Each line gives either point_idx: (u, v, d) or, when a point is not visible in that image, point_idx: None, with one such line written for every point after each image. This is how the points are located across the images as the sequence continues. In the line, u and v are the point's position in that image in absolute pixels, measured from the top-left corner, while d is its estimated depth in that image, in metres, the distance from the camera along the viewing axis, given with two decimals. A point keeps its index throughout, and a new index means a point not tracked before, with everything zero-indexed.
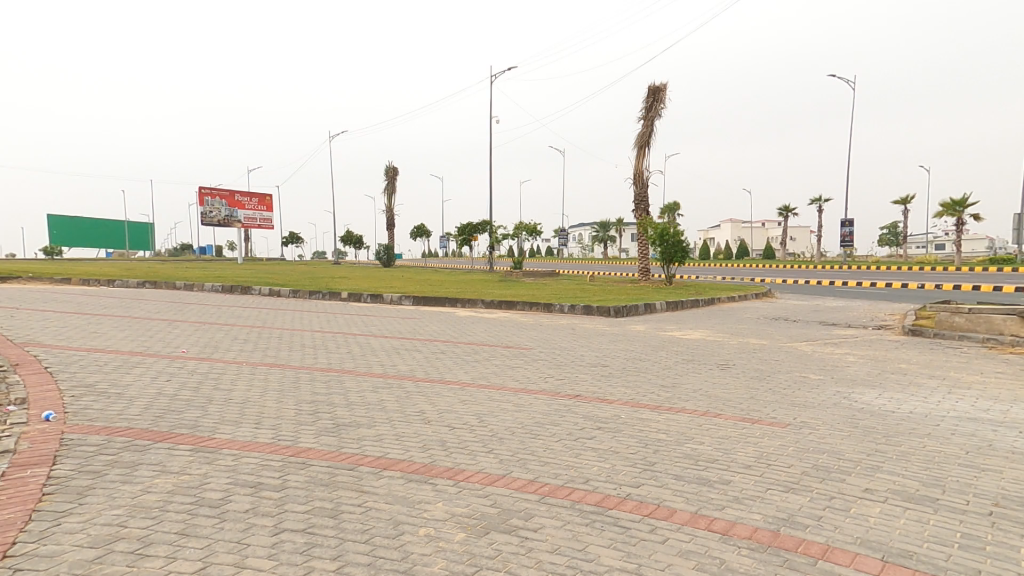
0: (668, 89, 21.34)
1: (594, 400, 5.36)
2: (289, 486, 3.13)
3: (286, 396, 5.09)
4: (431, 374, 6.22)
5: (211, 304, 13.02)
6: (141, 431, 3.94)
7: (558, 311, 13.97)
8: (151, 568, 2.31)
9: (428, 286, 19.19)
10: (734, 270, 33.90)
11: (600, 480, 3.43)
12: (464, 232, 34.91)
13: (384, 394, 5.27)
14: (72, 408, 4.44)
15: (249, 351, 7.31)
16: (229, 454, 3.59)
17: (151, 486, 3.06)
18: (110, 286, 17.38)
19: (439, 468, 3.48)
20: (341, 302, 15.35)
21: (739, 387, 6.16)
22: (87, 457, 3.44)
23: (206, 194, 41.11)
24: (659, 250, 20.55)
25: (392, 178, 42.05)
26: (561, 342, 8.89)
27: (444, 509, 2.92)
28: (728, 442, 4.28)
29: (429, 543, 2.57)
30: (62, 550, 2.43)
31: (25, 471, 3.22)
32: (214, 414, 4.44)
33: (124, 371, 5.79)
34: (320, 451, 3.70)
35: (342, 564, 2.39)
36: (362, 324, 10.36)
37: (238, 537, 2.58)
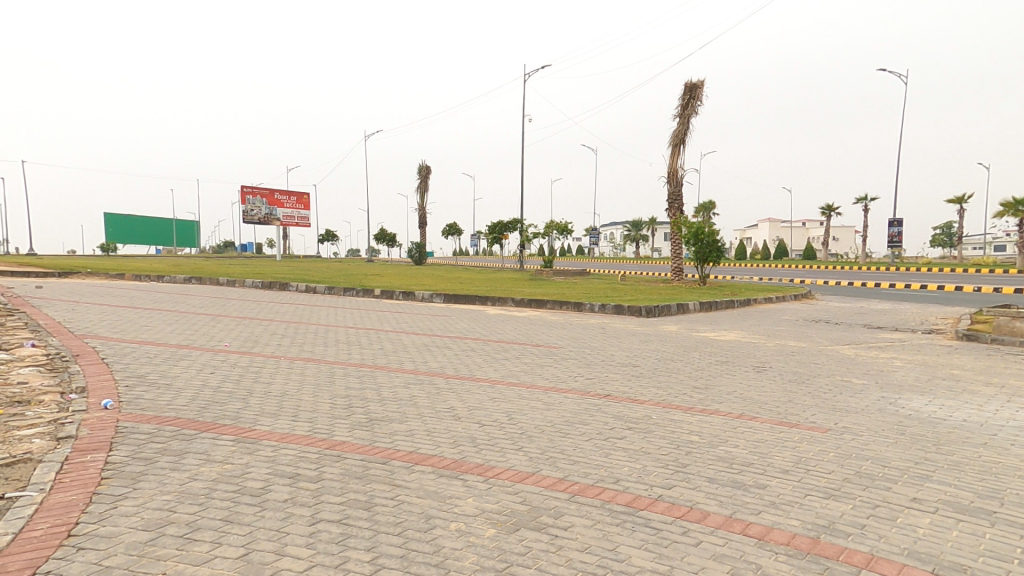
0: (705, 86, 20.88)
1: (624, 400, 5.32)
2: (325, 478, 3.22)
3: (322, 390, 5.22)
4: (462, 371, 6.28)
5: (252, 300, 13.43)
6: (188, 422, 4.11)
7: (589, 311, 13.88)
8: (197, 552, 2.41)
9: (459, 283, 19.35)
10: (770, 270, 32.96)
11: (631, 480, 3.41)
12: (494, 231, 35.06)
13: (415, 390, 5.35)
14: (126, 397, 4.67)
15: (287, 346, 7.53)
16: (269, 445, 3.70)
17: (197, 474, 3.19)
18: (159, 281, 18.15)
19: (470, 464, 3.52)
20: (373, 299, 15.63)
21: (776, 390, 6.00)
22: (140, 445, 3.61)
23: (248, 192, 42.35)
24: (693, 249, 20.17)
25: (425, 176, 42.49)
26: (592, 342, 8.82)
27: (474, 504, 2.95)
28: (765, 446, 4.18)
29: (460, 538, 2.60)
30: (119, 531, 2.56)
31: (86, 455, 3.39)
32: (255, 406, 4.59)
33: (173, 363, 6.05)
34: (354, 444, 3.78)
35: (376, 556, 2.44)
36: (395, 321, 10.51)
37: (278, 525, 2.66)
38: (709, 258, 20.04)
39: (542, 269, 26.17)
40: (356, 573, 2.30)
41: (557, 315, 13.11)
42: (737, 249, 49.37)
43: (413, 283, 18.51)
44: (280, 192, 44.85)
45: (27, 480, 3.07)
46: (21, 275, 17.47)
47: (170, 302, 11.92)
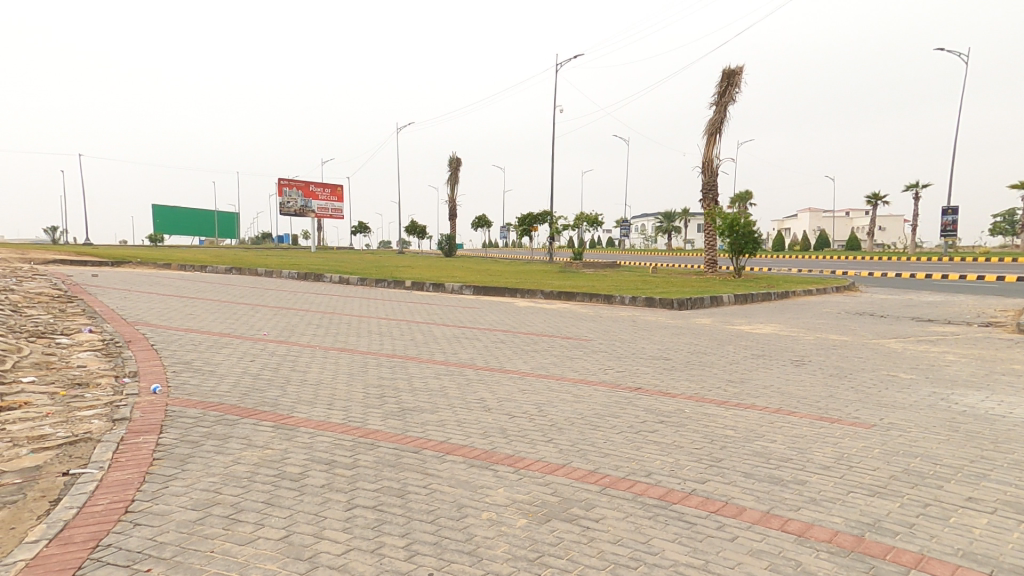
0: (744, 72, 20.30)
1: (656, 393, 5.27)
2: (360, 465, 3.29)
3: (355, 379, 5.34)
4: (492, 363, 6.31)
5: (288, 290, 13.80)
6: (230, 407, 4.26)
7: (619, 303, 13.76)
8: (241, 532, 2.50)
9: (489, 275, 19.41)
10: (807, 262, 32.03)
11: (664, 474, 3.37)
12: (524, 223, 35.03)
13: (446, 381, 5.41)
14: (173, 382, 4.87)
15: (322, 335, 7.71)
16: (306, 432, 3.80)
17: (240, 458, 3.30)
18: (202, 271, 18.81)
19: (501, 455, 3.54)
20: (404, 290, 15.84)
21: (815, 385, 5.83)
22: (187, 428, 3.76)
23: (285, 184, 43.34)
24: (728, 241, 19.73)
25: (455, 168, 42.65)
26: (623, 335, 8.75)
27: (506, 494, 2.98)
28: (804, 442, 4.07)
29: (493, 527, 2.63)
30: (170, 509, 2.67)
31: (139, 437, 3.56)
32: (292, 394, 4.72)
33: (216, 351, 6.27)
34: (387, 433, 3.86)
35: (411, 542, 2.48)
36: (425, 313, 10.64)
37: (317, 509, 2.74)
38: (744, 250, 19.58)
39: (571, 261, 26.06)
40: (393, 557, 2.35)
41: (587, 307, 13.03)
42: (774, 241, 48.00)
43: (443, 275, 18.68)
44: (314, 185, 45.74)
45: (87, 458, 3.24)
46: (76, 264, 18.39)
47: (212, 292, 12.35)
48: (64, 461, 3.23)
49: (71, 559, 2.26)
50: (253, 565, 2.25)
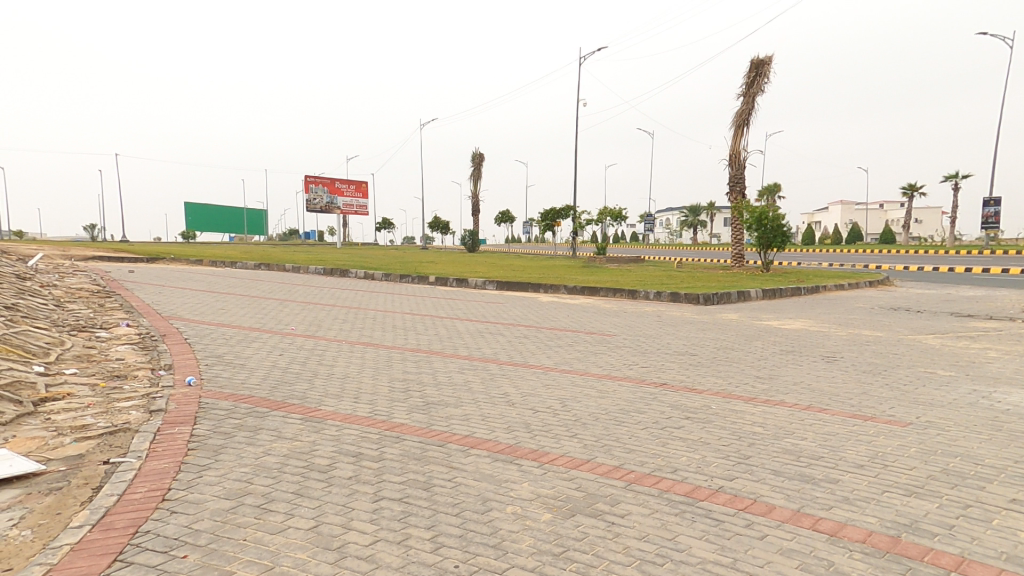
0: (773, 61, 19.74)
1: (681, 389, 5.22)
2: (385, 458, 3.34)
3: (380, 373, 5.41)
4: (515, 358, 6.34)
5: (315, 285, 14.04)
6: (260, 400, 4.36)
7: (644, 298, 13.62)
8: (272, 521, 2.56)
9: (512, 271, 19.42)
10: (845, 255, 31.24)
11: (690, 470, 3.34)
12: (546, 217, 34.91)
13: (470, 375, 5.45)
14: (206, 375, 5.02)
15: (348, 330, 7.82)
16: (333, 425, 3.87)
17: (270, 450, 3.38)
18: (232, 267, 19.30)
19: (524, 450, 3.55)
20: (428, 286, 15.98)
21: (848, 382, 5.67)
22: (220, 420, 3.87)
23: (311, 182, 44.26)
24: (755, 234, 19.29)
25: (479, 164, 42.64)
26: (647, 330, 8.67)
27: (530, 489, 2.98)
28: (836, 439, 3.97)
29: (516, 521, 2.64)
30: (205, 498, 2.76)
31: (174, 428, 3.67)
32: (320, 387, 4.82)
33: (246, 344, 6.44)
34: (412, 427, 3.90)
35: (436, 534, 2.51)
36: (449, 308, 10.72)
37: (344, 500, 2.79)
38: (773, 244, 19.15)
39: (594, 257, 25.98)
40: (419, 549, 2.38)
41: (611, 302, 12.93)
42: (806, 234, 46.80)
43: (466, 271, 18.77)
44: (340, 182, 46.33)
45: (127, 448, 3.37)
46: (114, 261, 19.04)
47: (243, 287, 12.66)
48: (105, 450, 3.36)
49: (113, 544, 2.35)
50: (284, 554, 2.31)
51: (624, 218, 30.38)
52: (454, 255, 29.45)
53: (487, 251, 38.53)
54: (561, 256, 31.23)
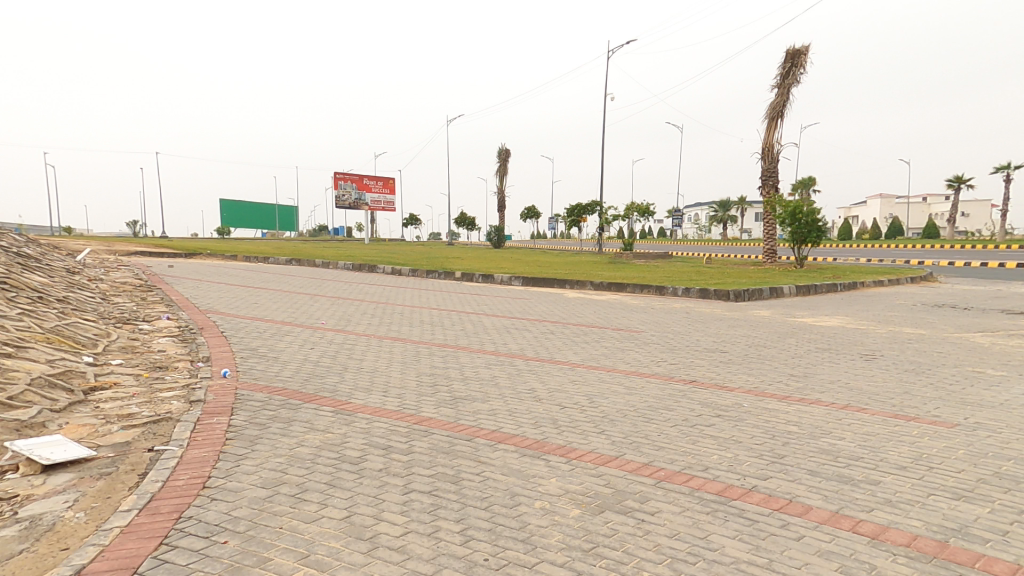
0: (810, 51, 19.23)
1: (711, 386, 5.14)
2: (414, 451, 3.38)
3: (408, 368, 5.48)
4: (541, 353, 6.33)
5: (343, 281, 14.28)
6: (293, 392, 4.46)
7: (671, 295, 13.45)
8: (307, 510, 2.62)
9: (537, 266, 19.42)
10: (882, 250, 30.26)
11: (722, 469, 3.29)
12: (573, 213, 34.76)
13: (496, 370, 5.48)
14: (241, 367, 5.16)
15: (376, 325, 7.94)
16: (363, 418, 3.93)
17: (303, 441, 3.46)
18: (265, 262, 19.81)
19: (551, 445, 3.54)
20: (454, 281, 16.10)
21: (888, 381, 5.50)
22: (256, 411, 3.97)
23: (340, 179, 45.01)
24: (790, 229, 18.83)
25: (504, 161, 42.63)
26: (675, 326, 8.56)
27: (559, 485, 2.98)
28: (876, 440, 3.86)
29: (545, 516, 2.64)
30: (243, 486, 2.84)
31: (213, 418, 3.79)
32: (350, 380, 4.90)
33: (279, 338, 6.60)
34: (440, 421, 3.93)
35: (465, 527, 2.53)
36: (474, 303, 10.76)
37: (375, 492, 2.83)
38: (808, 239, 18.67)
39: (620, 253, 25.77)
40: (450, 541, 2.40)
41: (638, 298, 12.80)
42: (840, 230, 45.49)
43: (492, 266, 18.85)
44: (366, 179, 46.88)
45: (169, 436, 3.48)
46: (154, 256, 19.72)
47: (274, 282, 12.97)
48: (149, 438, 3.49)
49: (159, 528, 2.44)
50: (318, 543, 2.36)
51: (653, 214, 30.04)
52: (479, 251, 29.57)
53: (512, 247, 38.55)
54: (587, 252, 31.09)
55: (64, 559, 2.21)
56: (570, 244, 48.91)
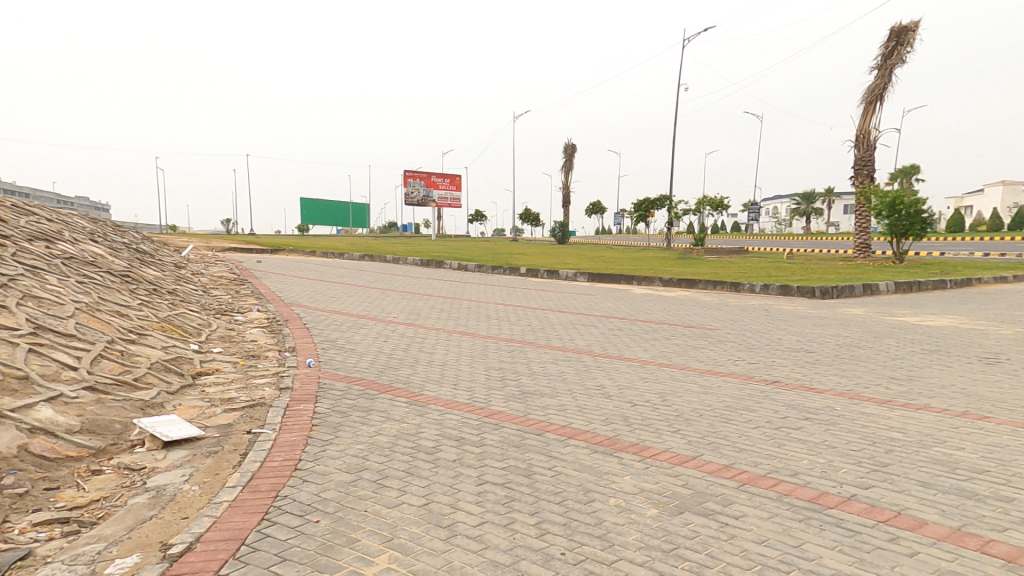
0: (918, 28, 17.84)
1: (797, 388, 4.86)
2: (486, 443, 3.40)
3: (477, 361, 5.55)
4: (612, 350, 6.24)
5: (412, 275, 14.73)
6: (370, 382, 4.63)
7: (748, 291, 12.90)
8: (388, 496, 2.70)
9: (603, 262, 19.19)
10: (993, 245, 27.50)
11: (815, 475, 3.09)
12: (641, 208, 34.05)
13: (564, 366, 5.44)
14: (323, 357, 5.42)
15: (444, 319, 8.11)
16: (436, 409, 4.02)
17: (381, 429, 3.58)
18: (340, 257, 20.84)
19: (624, 443, 3.47)
20: (518, 277, 16.20)
21: (1010, 388, 4.97)
22: (337, 399, 4.16)
23: (410, 176, 46.29)
24: (887, 222, 17.64)
25: (570, 155, 42.35)
26: (754, 325, 8.18)
27: (634, 483, 2.91)
28: (1002, 452, 3.50)
29: (621, 514, 2.58)
30: (330, 470, 2.96)
31: (300, 404, 3.99)
32: (422, 372, 5.03)
33: (355, 330, 6.89)
34: (509, 415, 3.95)
35: (540, 521, 2.51)
36: (540, 299, 10.77)
37: (451, 481, 2.88)
38: (911, 232, 17.40)
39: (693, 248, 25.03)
40: (525, 534, 2.40)
41: (712, 295, 12.32)
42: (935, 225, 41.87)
43: (557, 262, 18.81)
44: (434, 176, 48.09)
45: (263, 420, 3.71)
46: (243, 250, 21.21)
47: (349, 277, 13.60)
48: (249, 422, 3.72)
49: (261, 504, 2.59)
50: (401, 527, 2.42)
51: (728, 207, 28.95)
52: (544, 246, 29.63)
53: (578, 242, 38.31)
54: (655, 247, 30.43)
55: (185, 529, 2.40)
56: (635, 238, 47.93)
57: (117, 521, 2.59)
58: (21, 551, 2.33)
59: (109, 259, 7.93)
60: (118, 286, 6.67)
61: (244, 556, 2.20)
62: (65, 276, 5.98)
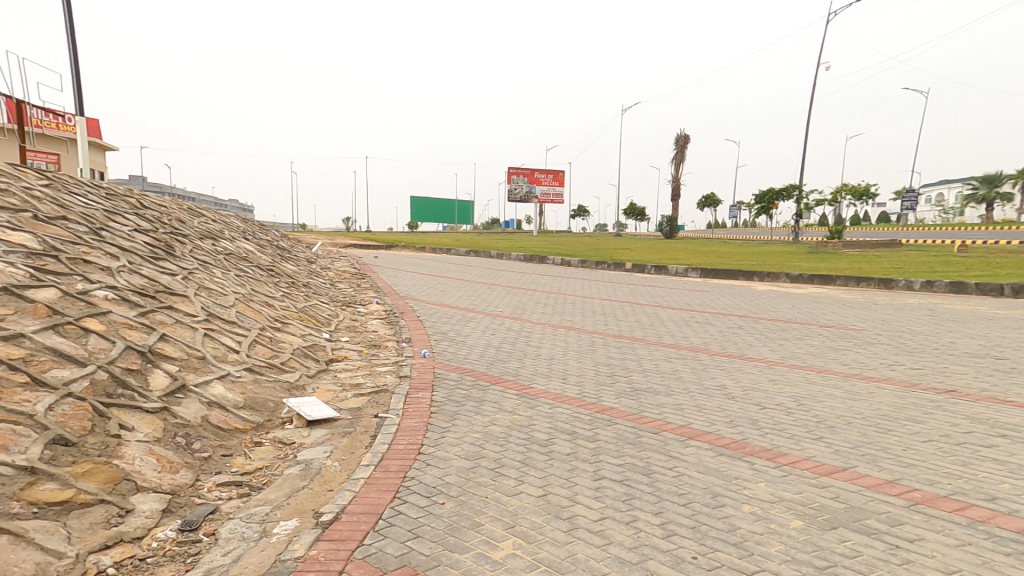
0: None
1: (980, 398, 4.28)
2: (600, 439, 3.34)
3: (585, 356, 5.49)
4: (733, 349, 5.89)
5: (514, 272, 15.03)
6: (481, 374, 4.75)
7: (903, 289, 11.65)
8: (507, 484, 2.73)
9: (715, 258, 18.28)
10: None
11: (1014, 501, 2.66)
12: (763, 201, 31.98)
13: (679, 364, 5.22)
14: (436, 348, 5.66)
15: (549, 314, 8.13)
16: (546, 402, 4.02)
17: (495, 420, 3.64)
18: (449, 253, 21.84)
19: (754, 447, 3.23)
20: (624, 273, 15.93)
21: None
22: (451, 388, 4.30)
23: (514, 174, 47.37)
24: None
25: (684, 147, 40.64)
26: (910, 326, 7.33)
27: (770, 491, 2.69)
28: None
29: (759, 522, 2.40)
30: (450, 456, 3.06)
31: (418, 392, 4.19)
32: (529, 366, 5.07)
33: (464, 323, 7.13)
34: (622, 411, 3.85)
35: (666, 521, 2.40)
36: (648, 295, 10.45)
37: (567, 474, 2.84)
38: None
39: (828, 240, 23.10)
40: (649, 533, 2.30)
41: (855, 293, 11.18)
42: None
43: (665, 258, 18.21)
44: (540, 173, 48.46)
45: (388, 405, 3.95)
46: (362, 247, 22.89)
47: (457, 272, 14.20)
48: (375, 406, 3.97)
49: (393, 483, 2.73)
50: (522, 515, 2.42)
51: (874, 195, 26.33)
52: (649, 242, 28.72)
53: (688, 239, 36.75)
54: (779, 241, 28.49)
55: (331, 500, 2.60)
56: (755, 232, 44.50)
57: (277, 488, 2.89)
58: (212, 506, 2.74)
59: (257, 254, 8.96)
60: (264, 279, 7.47)
61: (383, 530, 2.31)
62: (227, 270, 6.83)
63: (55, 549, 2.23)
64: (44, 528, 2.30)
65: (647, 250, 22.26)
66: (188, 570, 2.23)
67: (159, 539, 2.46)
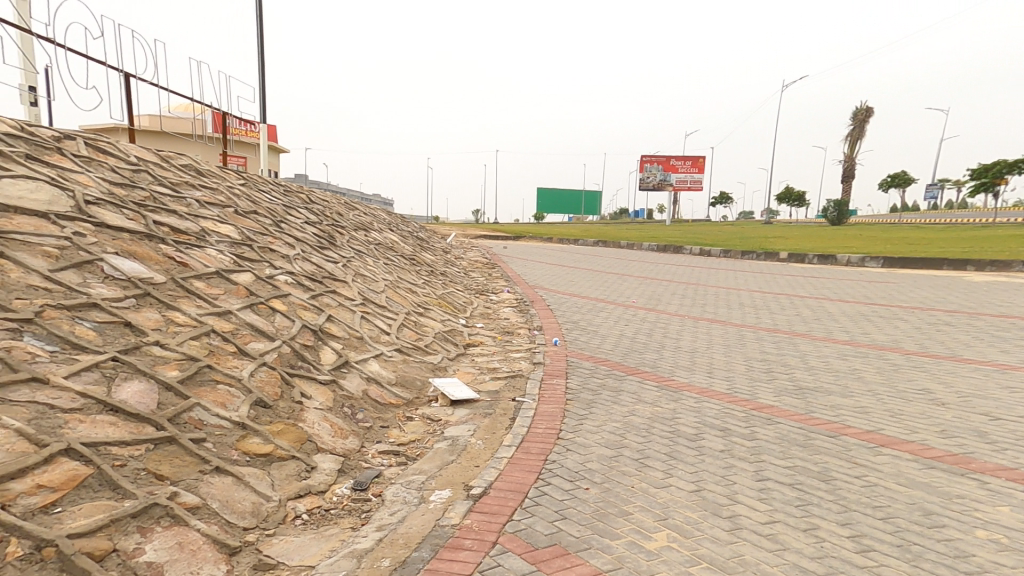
0: None
1: None
2: (760, 438, 3.19)
3: (733, 351, 5.24)
4: (934, 348, 5.29)
5: (647, 262, 14.75)
6: (617, 364, 4.74)
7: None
8: (653, 476, 2.70)
9: (897, 246, 16.44)
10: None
11: None
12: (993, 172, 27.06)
13: (857, 363, 4.80)
14: (568, 337, 5.76)
15: (688, 306, 7.86)
16: (690, 396, 3.91)
17: (634, 410, 3.61)
18: (580, 241, 22.16)
19: (990, 464, 2.86)
20: (779, 262, 14.89)
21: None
22: (586, 376, 4.38)
23: (648, 163, 46.68)
24: None
25: (866, 121, 36.20)
26: None
27: (1018, 517, 2.37)
28: None
29: (1008, 553, 2.10)
30: (590, 443, 3.10)
31: (552, 378, 4.32)
32: (668, 358, 4.96)
33: (596, 313, 7.15)
34: (784, 410, 3.64)
35: (856, 535, 2.23)
36: (810, 288, 9.63)
37: (723, 472, 2.76)
38: None
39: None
40: (839, 545, 2.15)
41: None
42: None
43: (830, 247, 16.72)
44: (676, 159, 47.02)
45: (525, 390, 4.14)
46: (492, 238, 24.13)
47: (585, 262, 14.31)
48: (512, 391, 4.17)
49: (536, 465, 2.84)
50: (674, 509, 2.39)
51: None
52: (796, 231, 26.35)
53: (858, 224, 32.88)
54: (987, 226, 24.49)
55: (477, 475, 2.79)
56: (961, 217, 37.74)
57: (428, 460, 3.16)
58: (376, 470, 3.10)
59: (401, 244, 9.81)
60: (408, 267, 8.14)
61: (529, 508, 2.43)
62: (377, 259, 7.58)
63: (262, 493, 2.72)
64: (253, 474, 2.80)
65: (806, 239, 20.48)
66: (362, 524, 2.58)
67: (337, 494, 2.86)
